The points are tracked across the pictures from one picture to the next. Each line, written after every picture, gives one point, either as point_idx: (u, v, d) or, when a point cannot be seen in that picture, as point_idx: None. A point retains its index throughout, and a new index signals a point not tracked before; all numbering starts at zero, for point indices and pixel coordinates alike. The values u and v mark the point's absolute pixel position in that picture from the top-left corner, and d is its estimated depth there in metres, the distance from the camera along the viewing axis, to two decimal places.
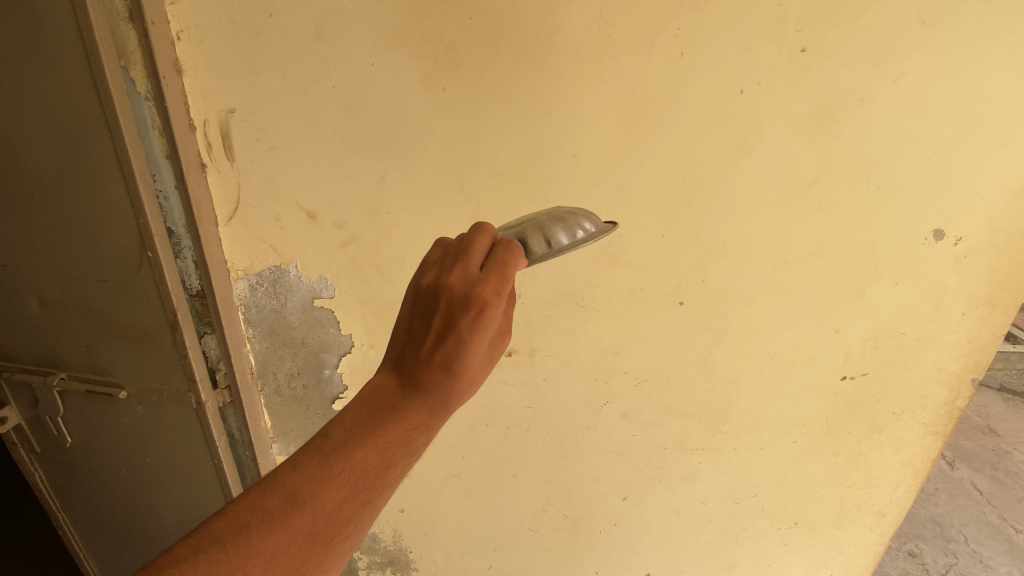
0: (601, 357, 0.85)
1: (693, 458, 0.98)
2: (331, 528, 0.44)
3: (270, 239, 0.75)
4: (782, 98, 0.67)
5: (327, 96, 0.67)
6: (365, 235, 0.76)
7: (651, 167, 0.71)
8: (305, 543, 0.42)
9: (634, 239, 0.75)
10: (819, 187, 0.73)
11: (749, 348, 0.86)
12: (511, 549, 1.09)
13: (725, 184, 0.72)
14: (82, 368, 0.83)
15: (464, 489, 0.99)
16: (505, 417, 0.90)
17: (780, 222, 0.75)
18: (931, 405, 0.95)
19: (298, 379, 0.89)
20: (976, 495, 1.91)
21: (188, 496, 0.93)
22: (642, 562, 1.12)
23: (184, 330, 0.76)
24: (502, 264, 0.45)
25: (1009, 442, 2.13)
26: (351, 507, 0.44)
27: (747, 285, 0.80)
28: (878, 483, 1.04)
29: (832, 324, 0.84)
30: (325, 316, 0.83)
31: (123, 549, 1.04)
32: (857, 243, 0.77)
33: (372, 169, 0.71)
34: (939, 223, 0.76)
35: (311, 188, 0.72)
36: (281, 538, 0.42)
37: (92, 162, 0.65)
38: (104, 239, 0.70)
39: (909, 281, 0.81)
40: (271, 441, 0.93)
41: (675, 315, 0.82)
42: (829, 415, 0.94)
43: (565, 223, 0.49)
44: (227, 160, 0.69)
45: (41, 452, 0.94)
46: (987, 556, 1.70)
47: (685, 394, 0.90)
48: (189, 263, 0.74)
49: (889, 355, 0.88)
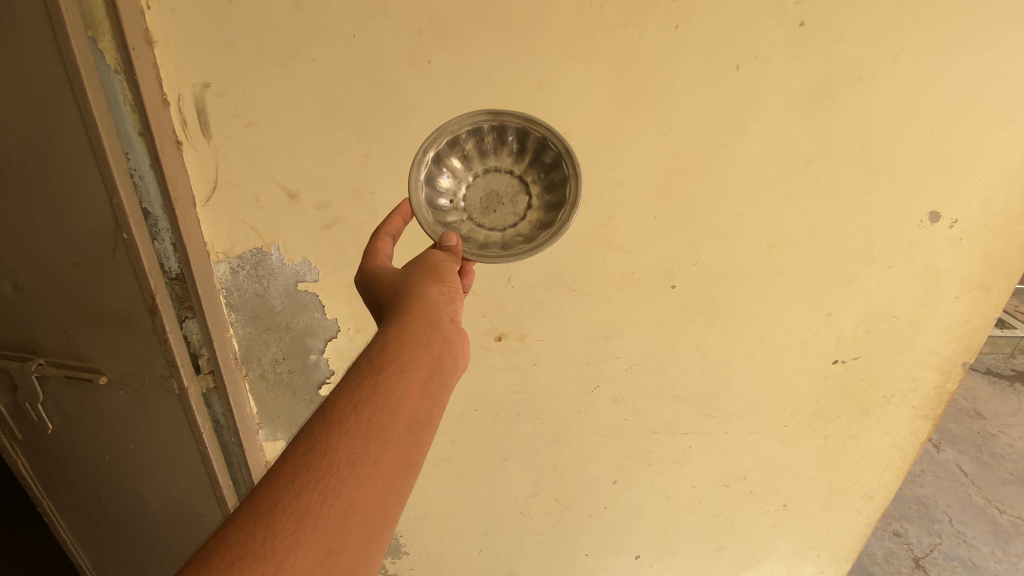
0: (592, 342, 0.84)
1: (684, 442, 0.98)
2: (286, 492, 0.37)
3: (251, 220, 0.73)
4: (778, 76, 0.65)
5: (306, 70, 0.64)
6: (350, 216, 0.74)
7: (643, 147, 0.69)
8: (248, 545, 0.35)
9: (627, 220, 0.74)
10: (815, 167, 0.71)
11: (742, 333, 0.85)
12: (502, 533, 1.09)
13: (721, 164, 0.70)
14: (61, 352, 0.81)
15: (454, 474, 0.99)
16: (495, 402, 0.90)
17: (775, 204, 0.73)
18: (921, 389, 0.94)
19: (284, 364, 0.87)
20: (961, 477, 1.93)
21: (174, 482, 0.92)
22: (633, 545, 1.13)
23: (163, 315, 0.74)
24: (382, 241, 0.62)
25: (995, 425, 2.15)
26: (299, 456, 0.39)
27: (740, 268, 0.78)
28: (867, 465, 1.05)
29: (825, 308, 0.83)
30: (310, 300, 0.81)
31: (112, 535, 1.03)
32: (851, 224, 0.75)
33: (355, 148, 0.69)
34: (935, 205, 0.75)
35: (292, 166, 0.69)
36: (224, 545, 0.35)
37: (63, 139, 0.62)
38: (79, 220, 0.68)
39: (903, 264, 0.80)
40: (258, 427, 0.92)
41: (667, 299, 0.81)
42: (819, 398, 0.94)
43: (460, 158, 0.72)
44: (203, 137, 0.67)
45: (22, 438, 0.92)
46: (971, 536, 1.74)
47: (676, 377, 0.89)
48: (168, 246, 0.72)
49: (881, 340, 0.87)
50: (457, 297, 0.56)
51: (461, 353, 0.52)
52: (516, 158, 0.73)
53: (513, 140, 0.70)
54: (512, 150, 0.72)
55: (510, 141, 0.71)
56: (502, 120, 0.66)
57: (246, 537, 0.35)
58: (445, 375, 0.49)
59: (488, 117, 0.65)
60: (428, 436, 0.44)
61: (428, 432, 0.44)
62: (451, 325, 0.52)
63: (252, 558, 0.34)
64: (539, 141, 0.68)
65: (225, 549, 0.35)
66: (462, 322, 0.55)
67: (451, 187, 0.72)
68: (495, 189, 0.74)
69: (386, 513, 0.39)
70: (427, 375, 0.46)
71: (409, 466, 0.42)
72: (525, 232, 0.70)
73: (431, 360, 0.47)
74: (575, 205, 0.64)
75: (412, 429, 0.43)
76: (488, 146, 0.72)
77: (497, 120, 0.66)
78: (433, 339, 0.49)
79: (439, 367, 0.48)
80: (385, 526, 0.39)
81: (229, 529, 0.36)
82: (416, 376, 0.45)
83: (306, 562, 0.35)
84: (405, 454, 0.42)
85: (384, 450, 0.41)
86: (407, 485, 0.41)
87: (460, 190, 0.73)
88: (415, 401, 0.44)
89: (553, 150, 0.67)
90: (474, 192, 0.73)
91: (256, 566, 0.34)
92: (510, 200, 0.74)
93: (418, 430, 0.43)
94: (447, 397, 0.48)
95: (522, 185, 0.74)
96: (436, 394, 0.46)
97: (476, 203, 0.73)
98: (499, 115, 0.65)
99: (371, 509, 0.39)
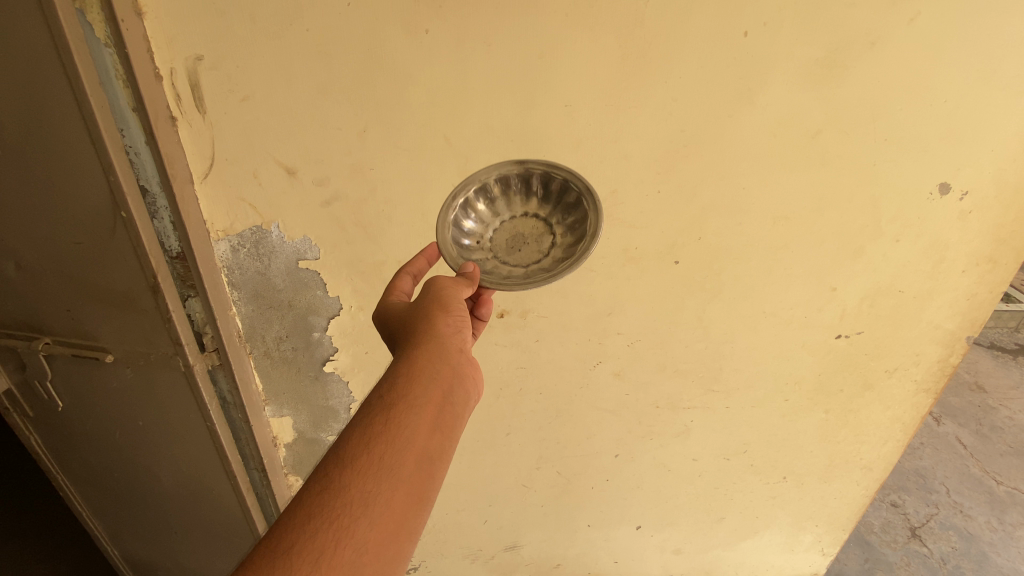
0: (594, 318, 0.84)
1: (685, 416, 0.99)
2: (303, 534, 0.37)
3: (250, 198, 0.72)
4: (788, 44, 0.63)
5: (301, 41, 0.62)
6: (349, 193, 0.73)
7: (648, 119, 0.67)
8: None
9: (630, 195, 0.73)
10: (824, 139, 0.69)
11: (745, 308, 0.85)
12: (505, 505, 1.11)
13: (727, 135, 0.69)
14: (66, 332, 0.81)
15: (458, 449, 1.00)
16: (498, 378, 0.91)
17: (781, 177, 0.72)
18: (924, 363, 0.94)
19: (288, 342, 0.87)
20: (960, 449, 1.95)
21: (184, 458, 0.94)
22: (633, 515, 1.16)
23: (166, 294, 0.74)
24: (402, 278, 0.64)
25: (997, 398, 2.16)
26: (315, 498, 0.39)
27: (745, 243, 0.77)
28: (867, 439, 1.06)
29: (830, 282, 0.82)
30: (311, 278, 0.81)
31: (126, 508, 1.06)
32: (859, 198, 0.74)
33: (353, 122, 0.67)
34: (946, 177, 0.73)
35: (289, 142, 0.68)
36: None
37: (56, 116, 0.61)
38: (77, 199, 0.67)
39: (911, 238, 0.78)
40: (264, 404, 0.93)
41: (670, 274, 0.80)
42: (822, 373, 0.94)
43: (487, 203, 0.74)
44: (199, 112, 0.66)
45: (34, 416, 0.94)
46: (967, 506, 1.76)
47: (678, 353, 0.89)
48: (167, 224, 0.72)
49: (886, 314, 0.87)
50: (465, 326, 0.57)
51: (471, 385, 0.53)
52: (541, 203, 0.74)
53: (539, 186, 0.72)
54: (538, 195, 0.73)
55: (536, 188, 0.72)
56: (527, 167, 0.69)
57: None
58: (454, 409, 0.49)
59: (514, 167, 0.69)
60: (438, 471, 0.45)
61: (438, 467, 0.45)
62: (460, 357, 0.53)
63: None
64: (561, 186, 0.70)
65: None
66: (470, 353, 0.55)
67: (478, 232, 0.73)
68: (521, 232, 0.74)
69: (398, 553, 0.40)
70: (436, 410, 0.47)
71: (420, 503, 0.42)
72: (547, 266, 0.68)
73: (441, 395, 0.48)
74: (597, 234, 0.63)
75: (423, 466, 0.44)
76: (515, 193, 0.74)
77: (523, 167, 0.69)
78: (441, 372, 0.50)
79: (449, 402, 0.49)
80: (397, 564, 0.40)
81: (246, 572, 0.36)
82: (426, 411, 0.46)
83: None
84: (416, 490, 0.42)
85: (396, 488, 0.41)
86: (418, 521, 0.42)
87: (486, 233, 0.74)
88: (425, 436, 0.45)
89: (574, 191, 0.69)
90: (501, 235, 0.74)
91: None
92: (535, 240, 0.73)
93: (429, 466, 0.44)
94: (457, 430, 0.49)
95: (548, 226, 0.73)
96: (445, 427, 0.47)
97: (501, 245, 0.73)
98: (525, 163, 0.69)
99: (383, 548, 0.39)
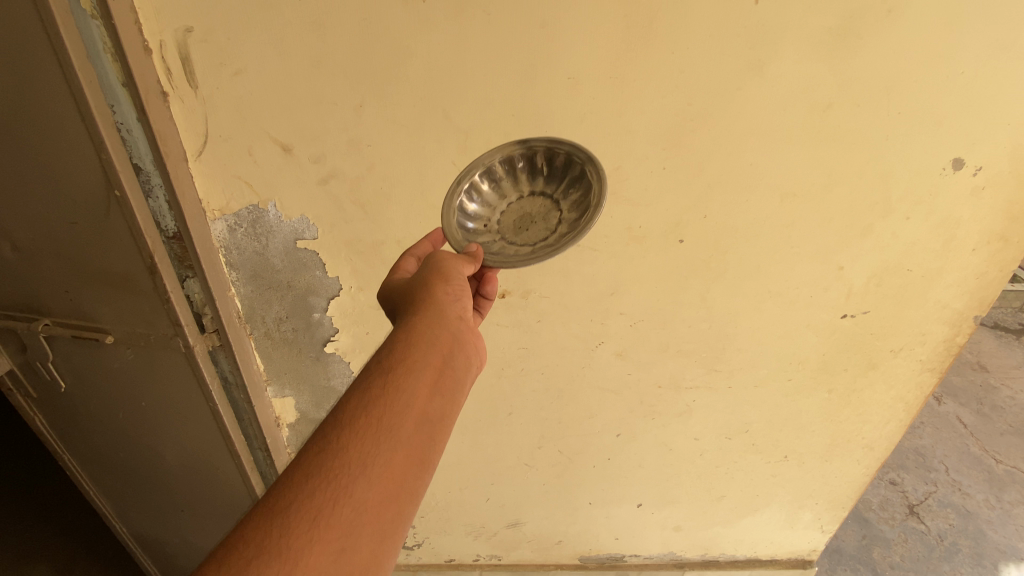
0: (597, 298, 0.83)
1: (688, 396, 0.98)
2: (301, 490, 0.37)
3: (246, 176, 0.71)
4: (800, 12, 0.60)
5: (293, 11, 0.60)
6: (346, 170, 0.71)
7: (653, 92, 0.65)
8: (263, 544, 0.35)
9: (634, 172, 0.71)
10: (834, 113, 0.67)
11: (750, 287, 0.83)
12: (507, 483, 1.12)
13: (734, 109, 0.66)
14: (66, 313, 0.81)
15: (460, 428, 1.01)
16: (500, 358, 0.90)
17: (790, 153, 0.70)
18: (930, 343, 0.93)
19: (288, 323, 0.87)
20: (960, 428, 1.96)
21: (188, 437, 0.95)
22: (634, 493, 1.17)
23: (163, 275, 0.74)
24: (407, 260, 0.64)
25: (998, 378, 2.16)
26: (314, 455, 0.39)
27: (751, 221, 0.76)
28: (870, 418, 1.06)
29: (837, 261, 0.81)
30: (310, 259, 0.80)
31: (133, 487, 1.07)
32: (869, 174, 0.72)
33: (349, 97, 0.65)
34: (959, 152, 0.71)
35: (284, 118, 0.67)
36: (241, 545, 0.35)
37: (44, 92, 0.59)
38: (69, 178, 0.66)
39: (921, 215, 0.77)
40: (265, 384, 0.93)
41: (675, 254, 0.79)
42: (826, 353, 0.94)
43: (492, 185, 0.74)
44: (190, 87, 0.64)
45: (37, 397, 0.94)
46: (966, 484, 1.78)
47: (681, 333, 0.89)
48: (162, 203, 0.70)
49: (893, 293, 0.86)
50: (465, 296, 0.57)
51: (472, 353, 0.53)
52: (546, 181, 0.74)
53: (543, 164, 0.72)
54: (543, 173, 0.73)
55: (540, 166, 0.72)
56: (530, 146, 0.68)
57: (262, 535, 0.35)
58: (455, 374, 0.49)
59: (516, 146, 0.68)
60: (439, 434, 0.45)
61: (439, 430, 0.45)
62: (459, 325, 0.53)
63: (268, 556, 0.34)
64: (565, 160, 0.69)
65: (242, 546, 0.35)
66: (470, 322, 0.55)
67: (485, 215, 0.75)
68: (528, 211, 0.74)
69: (398, 514, 0.40)
70: (436, 375, 0.47)
71: (420, 465, 0.42)
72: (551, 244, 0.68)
73: (440, 360, 0.48)
74: (597, 208, 0.62)
75: (422, 428, 0.43)
76: (520, 171, 0.74)
77: (524, 146, 0.68)
78: (441, 338, 0.50)
79: (449, 367, 0.48)
80: (397, 525, 0.39)
81: (245, 529, 0.36)
82: (426, 375, 0.46)
83: (321, 561, 0.35)
84: (415, 452, 0.42)
85: (395, 449, 0.41)
86: (418, 484, 0.42)
87: (494, 215, 0.75)
88: (425, 399, 0.45)
89: (577, 165, 0.68)
90: (508, 216, 0.75)
91: (272, 564, 0.34)
92: (542, 219, 0.73)
93: (429, 429, 0.44)
94: (458, 396, 0.49)
95: (554, 203, 0.73)
96: (446, 391, 0.47)
97: (508, 226, 0.74)
98: (527, 141, 0.68)
99: (383, 507, 0.39)
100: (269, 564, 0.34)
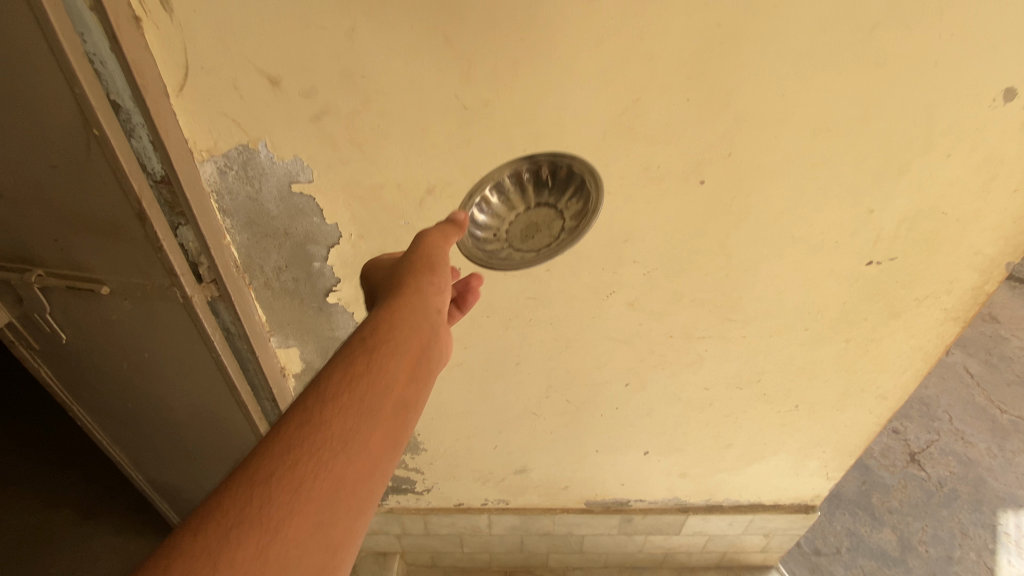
0: (610, 245, 0.79)
1: (700, 345, 0.96)
2: (281, 463, 0.38)
3: (232, 112, 0.65)
4: None
5: None
6: (340, 106, 0.65)
7: (680, 11, 0.58)
8: (242, 513, 0.36)
9: (654, 104, 0.65)
10: (882, 34, 0.60)
11: (772, 232, 0.79)
12: (515, 431, 1.13)
13: (769, 31, 0.60)
14: (58, 264, 0.78)
15: (467, 378, 1.00)
16: (507, 308, 0.87)
17: (828, 82, 0.63)
18: (957, 291, 0.89)
19: (288, 272, 0.84)
20: (967, 379, 1.99)
21: (194, 388, 0.94)
22: (642, 441, 1.17)
23: (153, 221, 0.70)
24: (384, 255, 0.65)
25: (1009, 329, 2.16)
26: (295, 428, 0.40)
27: (779, 159, 0.70)
28: (885, 368, 1.04)
29: (867, 203, 0.76)
30: (307, 204, 0.75)
31: (144, 437, 1.08)
32: (912, 106, 0.66)
33: (339, 20, 0.59)
34: (1015, 80, 0.64)
35: (268, 45, 0.60)
36: (219, 514, 0.36)
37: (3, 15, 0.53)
38: (43, 116, 0.61)
39: (964, 152, 0.71)
40: (268, 335, 0.92)
41: (694, 196, 0.74)
42: (846, 301, 0.90)
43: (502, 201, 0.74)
44: (164, 10, 0.57)
45: (40, 349, 0.93)
46: (969, 433, 1.82)
47: (697, 281, 0.85)
48: (146, 144, 0.65)
49: (923, 238, 0.81)
50: (448, 288, 0.57)
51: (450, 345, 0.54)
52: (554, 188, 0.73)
53: (551, 175, 0.71)
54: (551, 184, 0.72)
55: (547, 178, 0.71)
56: (536, 160, 0.68)
57: (241, 505, 0.36)
58: (434, 363, 0.51)
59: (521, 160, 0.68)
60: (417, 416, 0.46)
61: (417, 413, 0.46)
62: (440, 316, 0.54)
63: (245, 527, 0.35)
64: (569, 172, 0.69)
65: (220, 515, 0.36)
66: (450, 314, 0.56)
67: (494, 226, 0.76)
68: (535, 222, 0.75)
69: (375, 491, 0.41)
70: (417, 359, 0.48)
71: (398, 444, 0.43)
72: None
73: (422, 345, 0.49)
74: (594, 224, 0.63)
75: (402, 409, 0.45)
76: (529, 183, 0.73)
77: (530, 161, 0.68)
78: (423, 325, 0.51)
79: (429, 354, 0.50)
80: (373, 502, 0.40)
81: (223, 498, 0.37)
82: (407, 358, 0.47)
83: (298, 531, 0.36)
84: (393, 431, 0.43)
85: (375, 427, 0.42)
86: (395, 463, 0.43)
87: (502, 224, 0.76)
88: (406, 380, 0.46)
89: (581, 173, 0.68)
90: (517, 225, 0.75)
91: (250, 533, 0.35)
92: (547, 227, 0.74)
93: (408, 411, 0.45)
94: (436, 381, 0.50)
95: (560, 211, 0.74)
96: (425, 377, 0.48)
97: (516, 236, 0.76)
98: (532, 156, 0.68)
99: (360, 485, 0.40)
100: (247, 532, 0.35)
